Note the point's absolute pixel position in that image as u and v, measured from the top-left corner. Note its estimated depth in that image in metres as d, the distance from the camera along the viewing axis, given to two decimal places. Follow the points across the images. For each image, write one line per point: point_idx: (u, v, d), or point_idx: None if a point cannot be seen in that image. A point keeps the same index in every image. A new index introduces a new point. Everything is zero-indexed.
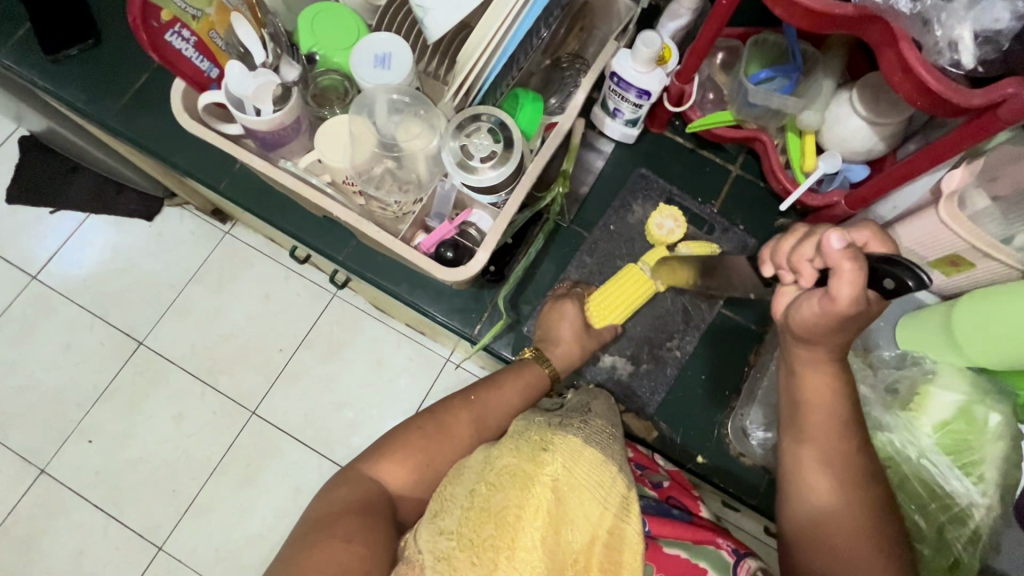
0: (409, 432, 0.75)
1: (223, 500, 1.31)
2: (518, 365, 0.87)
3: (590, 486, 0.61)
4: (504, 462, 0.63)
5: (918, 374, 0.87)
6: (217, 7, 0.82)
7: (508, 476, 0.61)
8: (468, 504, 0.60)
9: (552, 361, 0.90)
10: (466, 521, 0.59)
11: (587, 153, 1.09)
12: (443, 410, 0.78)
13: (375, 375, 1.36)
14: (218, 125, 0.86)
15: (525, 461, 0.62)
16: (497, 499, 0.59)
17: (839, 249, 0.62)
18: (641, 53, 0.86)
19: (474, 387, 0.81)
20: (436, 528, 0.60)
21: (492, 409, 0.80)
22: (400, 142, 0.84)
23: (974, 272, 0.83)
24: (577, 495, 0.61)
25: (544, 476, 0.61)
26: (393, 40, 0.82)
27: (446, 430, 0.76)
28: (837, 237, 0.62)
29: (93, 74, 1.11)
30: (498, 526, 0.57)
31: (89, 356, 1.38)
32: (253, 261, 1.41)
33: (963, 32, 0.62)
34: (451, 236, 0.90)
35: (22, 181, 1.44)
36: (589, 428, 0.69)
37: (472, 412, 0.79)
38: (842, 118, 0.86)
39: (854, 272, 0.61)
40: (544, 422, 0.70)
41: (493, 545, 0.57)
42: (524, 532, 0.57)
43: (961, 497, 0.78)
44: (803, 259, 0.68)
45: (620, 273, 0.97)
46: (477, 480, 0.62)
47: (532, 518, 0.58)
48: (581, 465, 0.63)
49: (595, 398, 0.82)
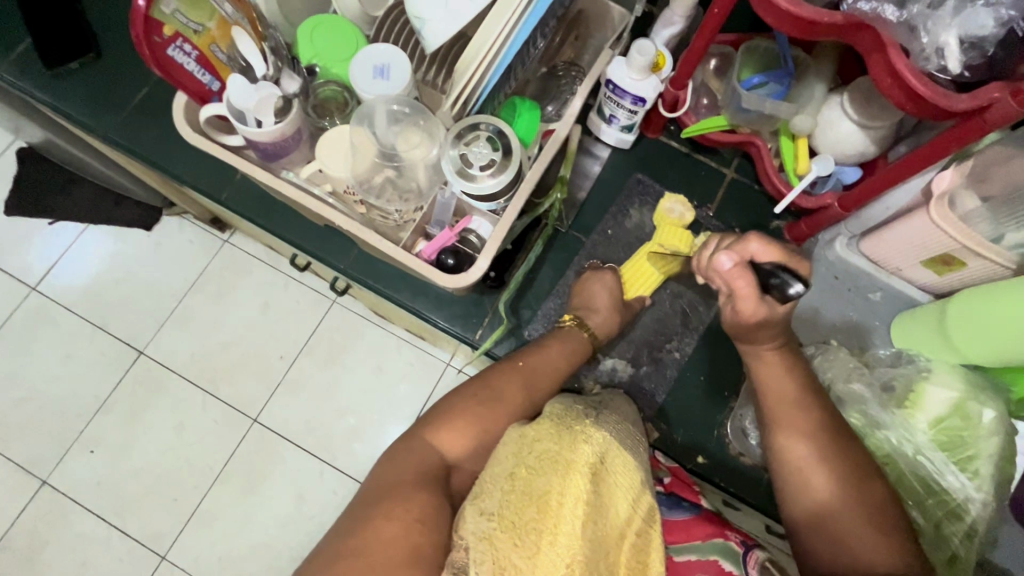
0: (465, 400, 0.75)
1: (226, 508, 1.32)
2: (560, 333, 0.89)
3: (623, 484, 0.63)
4: (544, 447, 0.63)
5: (913, 372, 0.89)
6: (218, 21, 0.83)
7: (549, 461, 0.62)
8: (508, 487, 0.61)
9: (591, 326, 0.92)
10: (507, 504, 0.59)
11: (583, 159, 1.10)
12: (496, 375, 0.79)
13: (376, 380, 1.37)
14: (221, 137, 0.88)
15: (565, 448, 0.62)
16: (539, 484, 0.60)
17: (730, 266, 0.71)
18: (635, 61, 0.88)
19: (520, 355, 0.83)
20: (478, 509, 0.60)
21: (540, 371, 0.82)
22: (401, 151, 0.85)
23: (966, 271, 0.85)
24: (610, 491, 0.62)
25: (584, 465, 0.61)
26: (391, 51, 0.83)
27: (499, 396, 0.77)
28: (726, 257, 0.71)
29: (94, 86, 1.12)
30: (541, 509, 0.58)
31: (90, 366, 1.39)
32: (253, 269, 1.42)
33: (949, 38, 0.64)
34: (451, 243, 0.91)
35: (22, 192, 1.45)
36: (622, 427, 0.70)
37: (522, 377, 0.80)
38: (833, 122, 0.88)
39: (746, 285, 0.70)
40: (581, 411, 0.71)
41: (534, 529, 0.57)
42: (566, 519, 0.58)
43: (958, 492, 0.78)
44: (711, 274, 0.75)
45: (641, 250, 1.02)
46: (517, 463, 0.63)
47: (574, 508, 0.58)
48: (617, 462, 0.64)
49: (621, 397, 0.84)
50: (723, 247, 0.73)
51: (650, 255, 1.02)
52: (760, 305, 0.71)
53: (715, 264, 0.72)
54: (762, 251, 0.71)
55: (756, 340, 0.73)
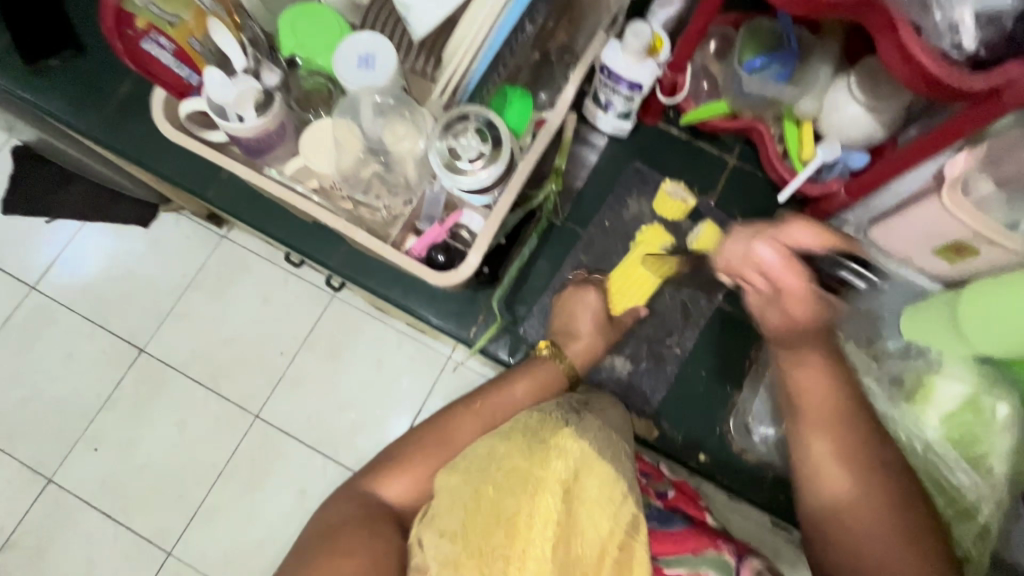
0: (414, 445, 0.76)
1: (230, 504, 1.31)
2: (528, 366, 0.86)
3: (600, 500, 0.61)
4: (512, 465, 0.62)
5: (922, 365, 0.84)
6: (193, 12, 0.80)
7: (517, 481, 0.61)
8: (473, 507, 0.60)
9: (568, 356, 0.89)
10: (472, 527, 0.59)
11: (580, 148, 1.06)
12: (450, 417, 0.79)
13: (376, 376, 1.35)
14: (204, 133, 0.86)
15: (535, 466, 0.61)
16: (506, 505, 0.59)
17: (775, 262, 0.69)
18: (630, 45, 0.85)
19: (480, 393, 0.82)
20: (441, 532, 0.61)
21: (498, 410, 0.80)
22: (388, 144, 0.83)
23: (980, 258, 0.81)
24: (586, 508, 0.60)
25: (555, 483, 0.60)
26: (376, 39, 0.79)
27: (452, 438, 0.77)
28: (768, 248, 0.69)
29: (78, 82, 1.10)
30: (508, 532, 0.58)
31: (91, 365, 1.38)
32: (251, 264, 1.40)
33: (964, 15, 0.60)
34: (442, 239, 0.87)
35: (17, 191, 1.43)
36: (602, 436, 0.68)
37: (477, 419, 0.79)
38: (839, 104, 0.84)
39: (798, 282, 0.68)
40: (559, 420, 0.68)
41: (502, 553, 0.57)
42: (534, 540, 0.57)
43: (969, 491, 0.76)
44: (748, 272, 0.71)
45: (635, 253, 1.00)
46: (481, 483, 0.62)
47: (543, 529, 0.58)
48: (593, 478, 0.62)
49: (609, 402, 0.82)
50: (759, 237, 0.70)
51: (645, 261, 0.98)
52: (814, 302, 0.69)
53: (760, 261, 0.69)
54: (808, 238, 0.71)
55: (798, 346, 0.69)
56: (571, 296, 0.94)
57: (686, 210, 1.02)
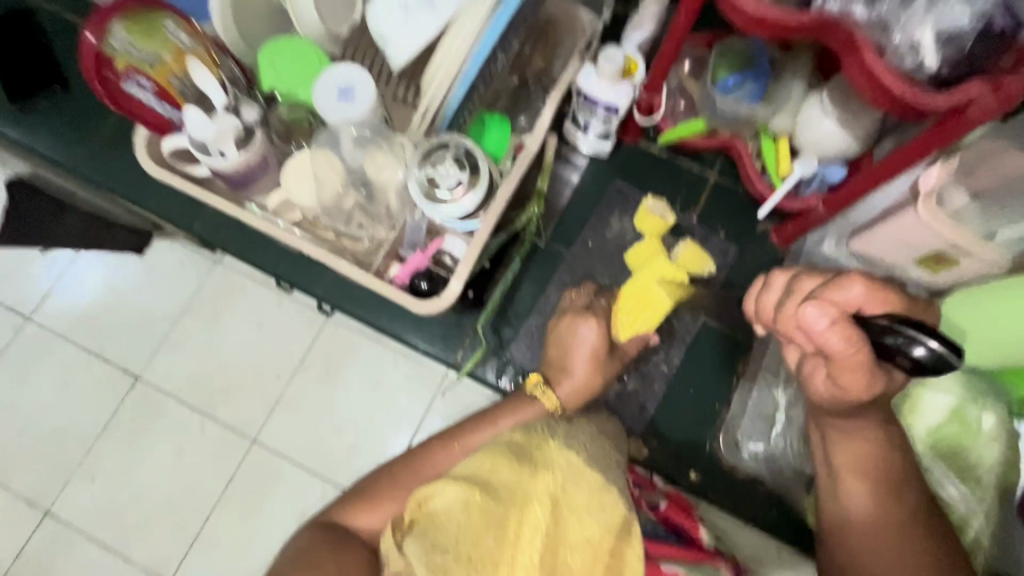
0: (395, 476, 0.77)
1: (229, 531, 1.21)
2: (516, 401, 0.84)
3: (588, 507, 0.63)
4: (502, 476, 0.64)
5: (908, 376, 0.82)
6: (174, 53, 0.82)
7: (507, 492, 0.63)
8: (463, 517, 0.61)
9: (560, 398, 0.84)
10: (462, 537, 0.60)
11: (562, 167, 1.07)
12: (429, 449, 0.79)
13: (376, 398, 1.24)
14: (187, 167, 0.86)
15: (524, 476, 0.64)
16: (496, 512, 0.61)
17: (826, 327, 0.57)
18: (604, 69, 0.86)
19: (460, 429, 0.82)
20: (428, 544, 0.61)
21: (479, 444, 0.80)
22: (371, 175, 0.85)
23: (961, 268, 0.81)
24: (575, 515, 0.62)
25: (543, 495, 0.63)
26: (355, 72, 0.81)
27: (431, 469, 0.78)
28: (817, 311, 0.57)
29: (66, 119, 1.11)
30: (496, 540, 0.60)
31: (88, 393, 1.28)
32: (245, 287, 1.30)
33: (923, 34, 0.61)
34: (424, 267, 0.88)
35: (11, 220, 1.34)
36: (590, 442, 0.71)
37: (457, 453, 0.79)
38: (813, 121, 0.84)
39: (849, 342, 0.57)
40: (545, 429, 0.71)
41: (491, 558, 0.59)
42: (523, 548, 0.60)
43: (959, 504, 0.75)
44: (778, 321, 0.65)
45: (640, 277, 0.93)
46: (471, 489, 0.63)
47: (531, 538, 0.60)
48: (581, 485, 0.64)
49: (608, 423, 0.81)
50: (809, 297, 0.59)
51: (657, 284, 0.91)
52: (875, 378, 0.59)
53: (803, 324, 0.59)
54: (862, 298, 0.59)
55: (852, 407, 0.64)
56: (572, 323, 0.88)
57: (666, 226, 0.99)
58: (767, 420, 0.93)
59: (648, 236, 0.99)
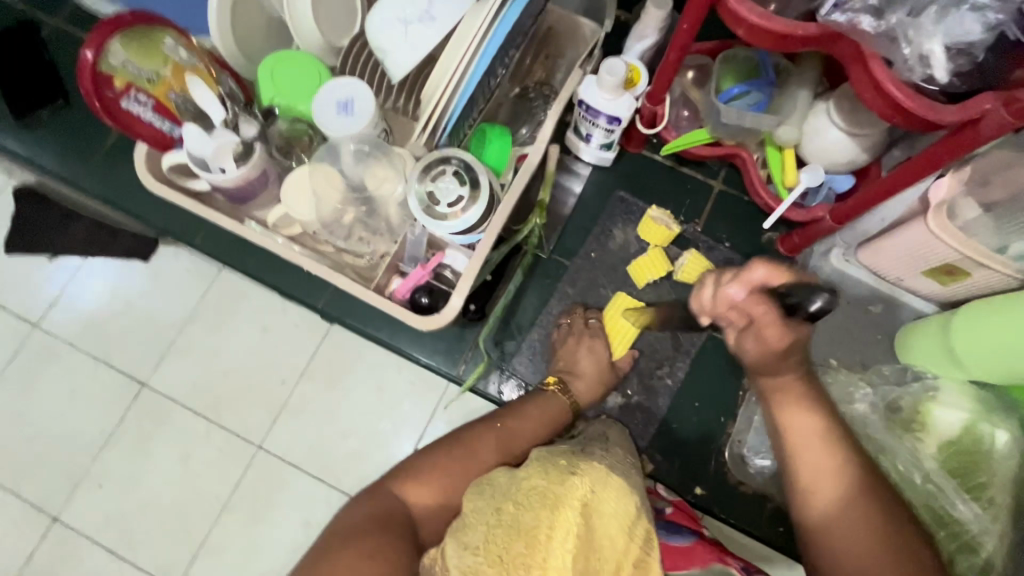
0: (436, 454, 0.74)
1: (235, 538, 1.17)
2: (541, 398, 0.85)
3: (618, 513, 0.59)
4: (532, 484, 0.60)
5: (919, 391, 0.84)
6: (172, 68, 0.83)
7: (537, 496, 0.58)
8: (494, 520, 0.58)
9: (573, 392, 0.89)
10: (494, 538, 0.57)
11: (565, 177, 1.06)
12: (469, 433, 0.77)
13: (379, 403, 1.19)
14: (187, 182, 0.86)
15: (554, 483, 0.59)
16: (526, 518, 0.57)
17: (741, 296, 0.64)
18: (606, 81, 0.84)
19: (501, 414, 0.81)
20: (461, 543, 0.59)
21: (517, 435, 0.79)
22: (371, 188, 0.84)
23: (972, 280, 0.80)
24: (605, 521, 0.58)
25: (575, 498, 0.58)
26: (354, 84, 0.81)
27: (471, 452, 0.75)
28: (733, 288, 0.65)
29: (70, 133, 1.12)
30: (529, 544, 0.56)
31: (94, 401, 1.24)
32: (250, 292, 1.25)
33: (933, 46, 0.59)
34: (425, 281, 0.88)
35: (21, 228, 1.30)
36: (612, 457, 0.68)
37: (500, 438, 0.78)
38: (820, 130, 0.83)
39: (766, 312, 0.62)
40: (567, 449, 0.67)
41: (523, 563, 0.55)
42: (556, 552, 0.55)
43: (972, 524, 0.71)
44: (724, 310, 0.67)
45: (611, 305, 0.98)
46: (503, 499, 0.60)
47: (563, 541, 0.56)
48: (609, 490, 0.60)
49: (612, 428, 0.81)
50: (725, 281, 0.66)
51: (624, 309, 0.97)
52: (786, 331, 0.62)
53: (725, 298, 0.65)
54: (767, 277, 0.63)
55: (780, 371, 0.64)
56: (580, 342, 0.94)
57: (671, 236, 1.00)
58: None
59: (653, 243, 1.00)
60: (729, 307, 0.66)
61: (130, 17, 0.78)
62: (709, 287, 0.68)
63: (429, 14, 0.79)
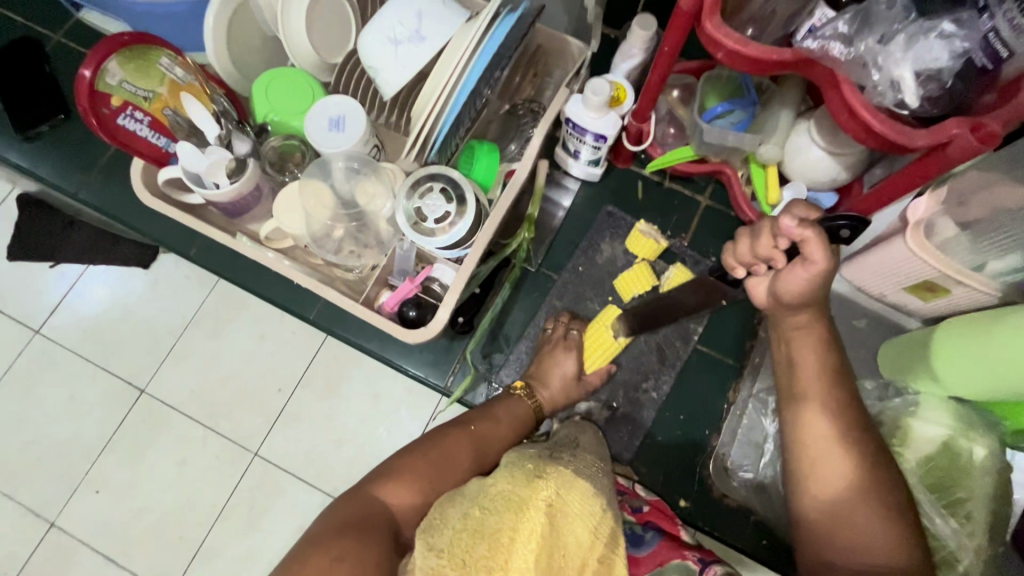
0: (411, 455, 0.76)
1: (229, 544, 1.18)
2: (508, 400, 0.89)
3: (582, 514, 0.61)
4: (498, 489, 0.62)
5: (900, 407, 0.84)
6: (168, 85, 0.85)
7: (504, 501, 0.60)
8: (461, 525, 0.59)
9: (540, 397, 0.91)
10: (458, 541, 0.57)
11: (554, 192, 1.08)
12: (443, 435, 0.79)
13: (373, 413, 1.20)
14: (181, 196, 0.88)
15: (519, 486, 0.61)
16: (491, 521, 0.58)
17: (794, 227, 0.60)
18: (590, 100, 0.85)
19: (473, 418, 0.83)
20: (427, 545, 0.58)
21: (490, 437, 0.82)
22: (361, 203, 0.86)
23: (951, 297, 0.81)
24: (569, 522, 0.60)
25: (539, 500, 0.60)
26: (344, 102, 0.83)
27: (449, 455, 0.77)
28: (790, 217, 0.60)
29: (72, 145, 1.14)
30: (492, 547, 0.56)
31: (92, 408, 1.25)
32: (248, 301, 1.27)
33: (902, 72, 0.61)
34: (413, 294, 0.89)
35: (24, 235, 1.32)
36: (578, 461, 0.69)
37: (472, 438, 0.80)
38: (802, 149, 0.84)
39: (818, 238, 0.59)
40: (536, 454, 0.70)
41: (486, 566, 0.55)
42: (517, 554, 0.56)
43: (948, 539, 0.73)
44: (767, 250, 0.64)
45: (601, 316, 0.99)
46: (471, 505, 0.61)
47: (526, 542, 0.57)
48: (573, 494, 0.62)
49: (583, 434, 0.81)
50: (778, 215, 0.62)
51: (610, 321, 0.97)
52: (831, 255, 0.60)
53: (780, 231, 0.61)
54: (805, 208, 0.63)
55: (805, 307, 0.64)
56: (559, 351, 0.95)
57: (660, 249, 1.01)
58: (756, 448, 0.94)
59: (642, 257, 1.02)
60: (771, 240, 0.63)
61: (129, 37, 0.80)
62: (746, 234, 0.66)
63: (418, 33, 0.80)
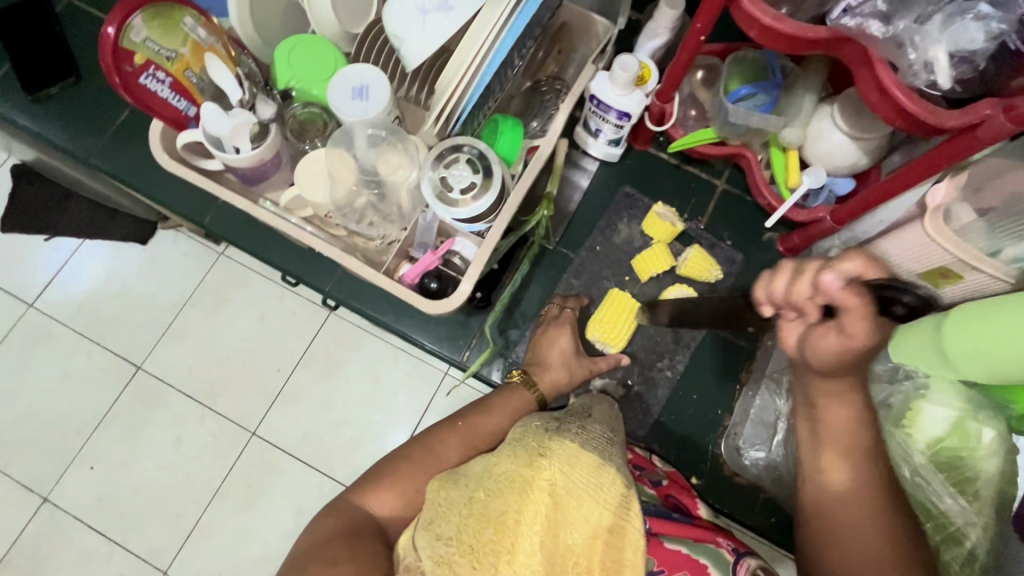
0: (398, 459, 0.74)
1: (226, 523, 1.17)
2: (503, 389, 0.86)
3: (589, 488, 0.60)
4: (502, 469, 0.62)
5: (911, 389, 0.82)
6: (191, 47, 0.84)
7: (507, 481, 0.60)
8: (466, 510, 0.59)
9: (538, 384, 0.88)
10: (465, 527, 0.58)
11: (572, 171, 1.07)
12: (430, 435, 0.77)
13: (374, 393, 1.20)
14: (199, 162, 0.86)
15: (522, 466, 0.61)
16: (496, 505, 0.59)
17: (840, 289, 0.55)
18: (618, 76, 0.86)
19: (462, 412, 0.80)
20: (434, 535, 0.59)
21: (479, 428, 0.79)
22: (382, 173, 0.85)
23: (965, 283, 0.79)
24: (575, 499, 0.60)
25: (543, 480, 0.60)
26: (371, 71, 0.81)
27: (432, 452, 0.75)
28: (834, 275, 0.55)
29: (77, 110, 1.12)
30: (499, 530, 0.57)
31: (86, 384, 1.24)
32: (249, 280, 1.25)
33: (938, 53, 0.61)
34: (435, 266, 0.89)
35: (18, 206, 1.29)
36: (586, 433, 0.67)
37: (460, 435, 0.77)
38: (824, 133, 0.85)
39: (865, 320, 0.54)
40: (541, 426, 0.68)
41: (493, 550, 0.56)
42: (522, 538, 0.57)
43: (957, 517, 0.76)
44: (802, 298, 0.58)
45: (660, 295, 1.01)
46: (475, 488, 0.61)
47: (531, 524, 0.57)
48: (579, 468, 0.61)
49: (597, 404, 0.81)
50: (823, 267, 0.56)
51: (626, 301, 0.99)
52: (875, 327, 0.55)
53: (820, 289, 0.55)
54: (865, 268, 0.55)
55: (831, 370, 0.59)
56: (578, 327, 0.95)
57: (676, 231, 1.02)
58: (769, 429, 0.94)
59: (658, 237, 1.02)
60: (806, 291, 0.57)
61: None
62: (778, 272, 0.60)
63: (446, 2, 0.79)
